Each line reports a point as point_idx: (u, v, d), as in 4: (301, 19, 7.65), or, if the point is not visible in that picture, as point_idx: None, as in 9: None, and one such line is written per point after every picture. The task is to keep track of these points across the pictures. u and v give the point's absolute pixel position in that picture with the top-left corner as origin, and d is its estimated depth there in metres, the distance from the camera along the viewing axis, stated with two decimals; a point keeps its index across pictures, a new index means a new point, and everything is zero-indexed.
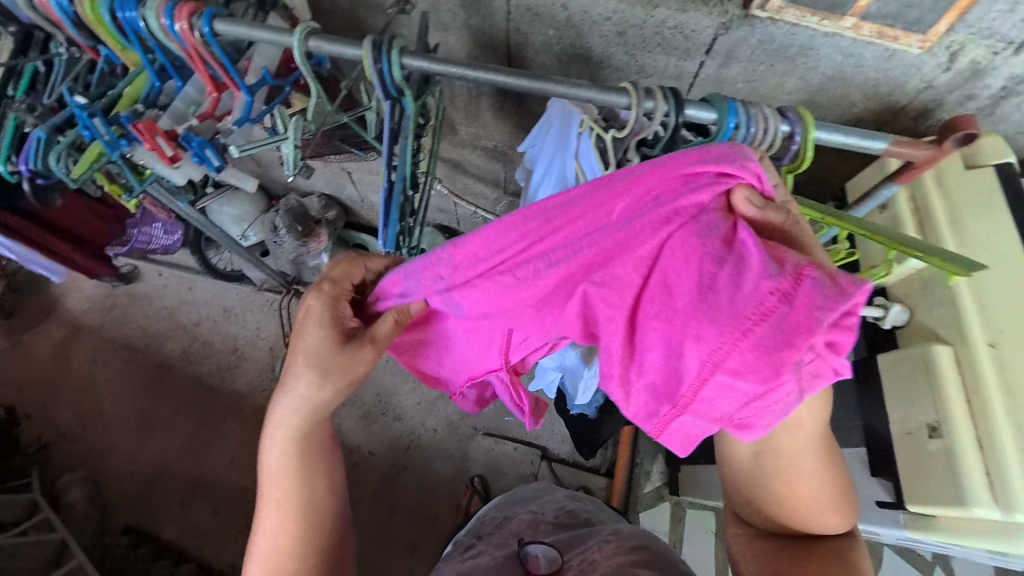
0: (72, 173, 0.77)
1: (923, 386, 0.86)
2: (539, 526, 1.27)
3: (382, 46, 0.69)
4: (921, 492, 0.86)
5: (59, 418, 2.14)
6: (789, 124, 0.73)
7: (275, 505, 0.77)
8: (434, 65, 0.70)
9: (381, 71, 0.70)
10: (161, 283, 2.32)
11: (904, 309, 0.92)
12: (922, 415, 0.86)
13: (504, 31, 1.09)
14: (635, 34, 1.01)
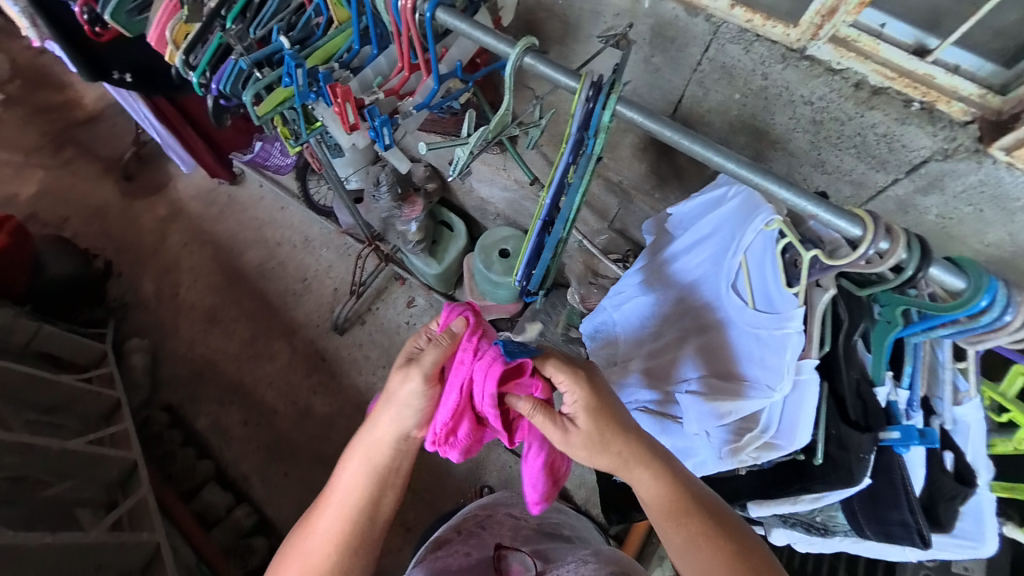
0: (257, 111, 0.73)
1: None
2: (520, 532, 1.03)
3: (603, 87, 0.63)
4: None
5: (142, 285, 2.34)
6: None
7: (330, 527, 0.69)
8: (649, 121, 0.64)
9: (590, 111, 0.65)
10: (259, 194, 2.49)
11: None
12: None
13: (682, 81, 1.02)
14: (832, 128, 0.90)
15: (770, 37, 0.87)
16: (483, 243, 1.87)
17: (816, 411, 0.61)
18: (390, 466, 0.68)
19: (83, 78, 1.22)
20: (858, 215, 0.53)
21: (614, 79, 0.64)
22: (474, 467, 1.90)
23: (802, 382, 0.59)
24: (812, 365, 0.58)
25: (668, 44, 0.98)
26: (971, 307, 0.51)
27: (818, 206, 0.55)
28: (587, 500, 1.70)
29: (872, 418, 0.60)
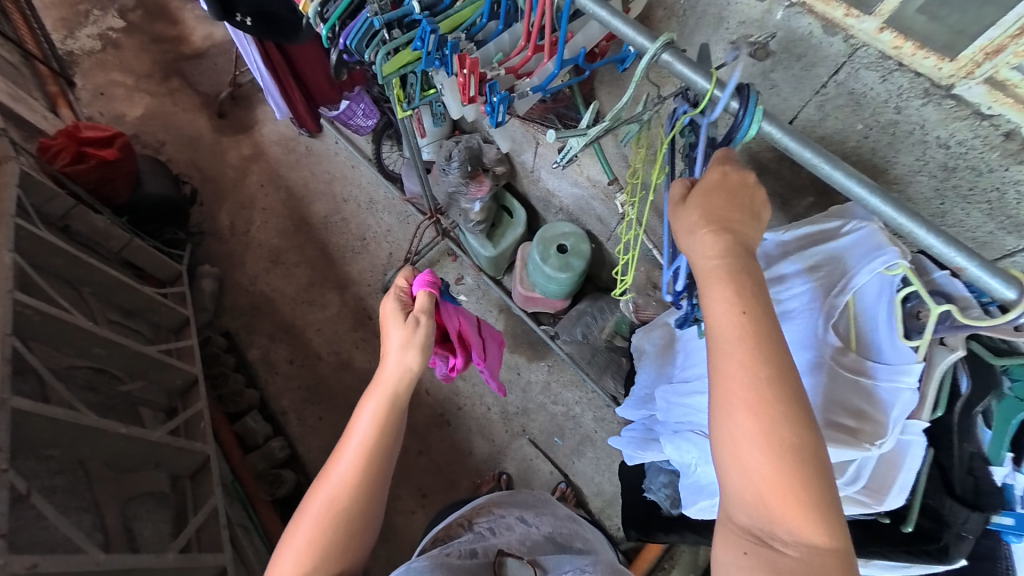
0: (382, 70, 0.74)
1: None
2: (527, 540, 1.06)
3: (751, 98, 0.61)
4: None
5: (220, 217, 2.50)
6: None
7: (353, 452, 0.77)
8: (785, 141, 0.62)
9: (736, 123, 0.63)
10: (334, 150, 2.60)
11: None
12: None
13: (800, 102, 0.97)
14: (964, 178, 0.83)
15: (917, 68, 0.79)
16: (541, 236, 1.86)
17: (913, 477, 0.59)
18: (396, 397, 0.82)
19: (211, 16, 1.29)
20: (1014, 277, 0.51)
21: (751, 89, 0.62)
22: (497, 450, 1.95)
23: (906, 443, 0.57)
24: (919, 428, 0.56)
25: (795, 60, 0.93)
26: None
27: (970, 260, 0.53)
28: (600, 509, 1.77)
29: (984, 498, 0.55)
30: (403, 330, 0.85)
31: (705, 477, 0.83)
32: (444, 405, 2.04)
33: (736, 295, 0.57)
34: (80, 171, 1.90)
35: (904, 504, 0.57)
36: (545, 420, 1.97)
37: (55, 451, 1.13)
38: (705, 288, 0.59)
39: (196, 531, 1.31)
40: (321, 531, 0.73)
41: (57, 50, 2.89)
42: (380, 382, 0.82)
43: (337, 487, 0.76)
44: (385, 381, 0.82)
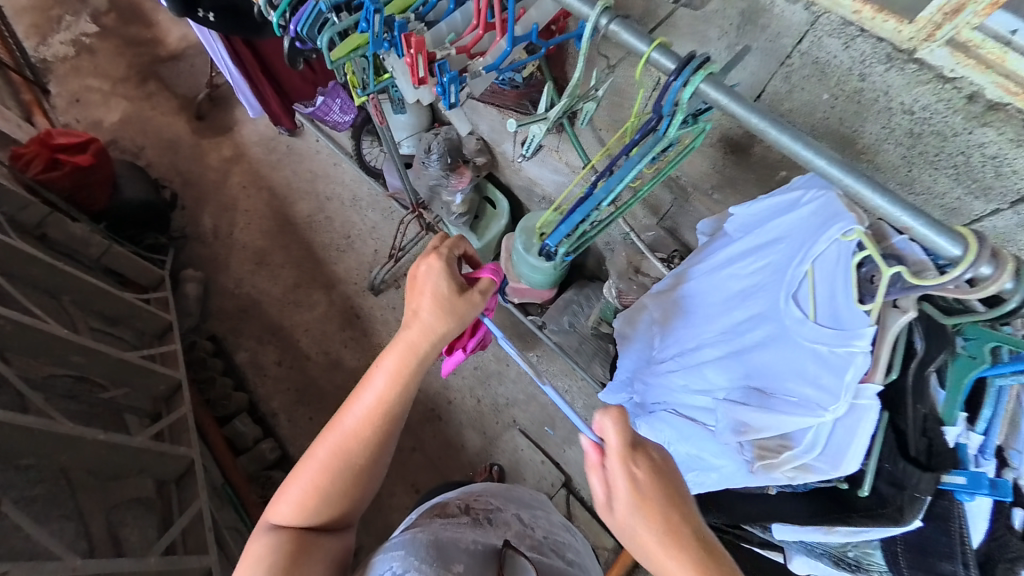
0: (332, 54, 0.72)
1: None
2: (522, 539, 1.06)
3: (693, 63, 0.58)
4: None
5: (202, 220, 2.47)
6: None
7: (370, 401, 0.74)
8: (731, 105, 0.58)
9: (670, 87, 0.61)
10: (316, 148, 2.56)
11: None
12: None
13: (768, 74, 0.95)
14: (931, 144, 0.82)
15: (879, 33, 0.77)
16: (524, 225, 1.85)
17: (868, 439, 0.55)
18: (419, 360, 0.76)
19: (172, 11, 1.27)
20: (960, 235, 0.47)
21: (701, 57, 0.59)
22: (489, 443, 1.95)
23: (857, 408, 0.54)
24: (874, 391, 0.52)
25: (760, 32, 0.91)
26: None
27: (916, 220, 0.49)
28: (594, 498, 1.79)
29: (937, 458, 0.51)
30: (439, 292, 0.78)
31: (680, 454, 0.83)
32: (434, 400, 2.03)
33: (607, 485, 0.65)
34: (55, 178, 1.88)
35: (856, 468, 0.54)
36: (537, 412, 1.97)
37: (33, 460, 1.12)
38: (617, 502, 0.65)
39: (180, 534, 1.30)
40: (326, 476, 0.72)
41: (31, 58, 2.84)
42: (405, 341, 0.76)
43: (347, 438, 0.73)
44: (411, 338, 0.76)
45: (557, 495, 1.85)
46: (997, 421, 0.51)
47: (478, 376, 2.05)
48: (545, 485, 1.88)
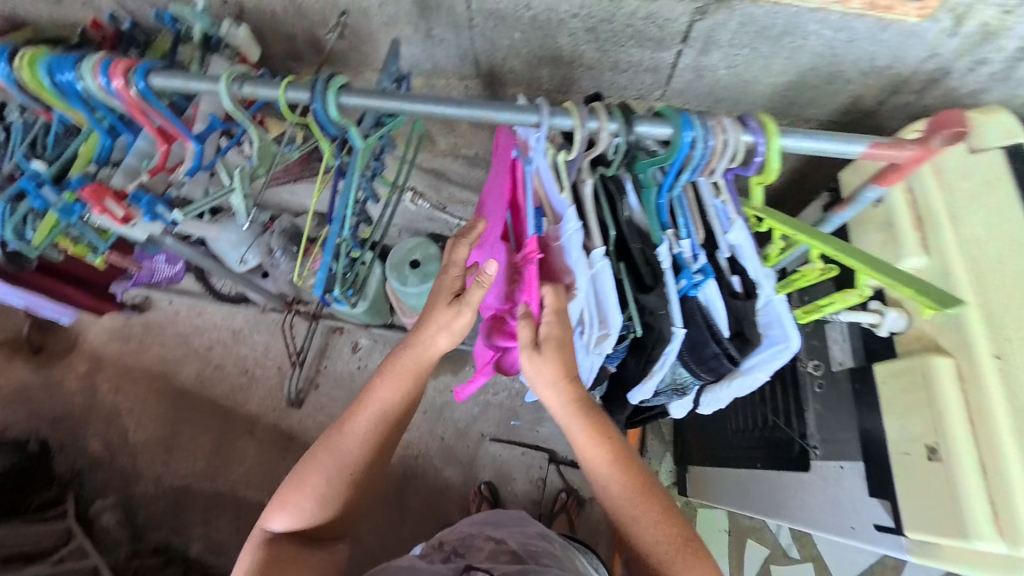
0: (33, 243, 0.79)
1: (925, 406, 0.79)
2: (499, 558, 0.91)
3: (317, 84, 0.65)
4: (919, 512, 0.79)
5: (90, 444, 2.16)
6: (750, 133, 0.58)
7: (367, 414, 0.80)
8: (372, 100, 0.66)
9: (315, 110, 0.66)
10: (172, 311, 2.28)
11: (901, 317, 0.85)
12: (920, 434, 0.79)
13: (469, 45, 1.03)
14: (605, 29, 0.94)
15: None
16: (392, 259, 1.78)
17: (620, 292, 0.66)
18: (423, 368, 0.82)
19: None
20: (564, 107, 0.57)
21: (328, 75, 0.66)
22: (467, 468, 1.77)
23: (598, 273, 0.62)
24: (599, 253, 0.62)
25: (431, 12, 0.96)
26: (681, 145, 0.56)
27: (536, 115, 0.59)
28: None
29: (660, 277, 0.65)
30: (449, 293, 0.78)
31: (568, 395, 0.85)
32: (401, 461, 1.78)
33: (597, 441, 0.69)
34: None
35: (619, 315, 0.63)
36: (495, 412, 1.82)
37: None
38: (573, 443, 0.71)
39: None
40: (325, 480, 0.80)
41: None
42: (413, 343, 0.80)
43: (351, 439, 0.80)
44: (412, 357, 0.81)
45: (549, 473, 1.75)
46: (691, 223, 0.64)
47: (431, 417, 1.82)
48: (534, 471, 1.76)
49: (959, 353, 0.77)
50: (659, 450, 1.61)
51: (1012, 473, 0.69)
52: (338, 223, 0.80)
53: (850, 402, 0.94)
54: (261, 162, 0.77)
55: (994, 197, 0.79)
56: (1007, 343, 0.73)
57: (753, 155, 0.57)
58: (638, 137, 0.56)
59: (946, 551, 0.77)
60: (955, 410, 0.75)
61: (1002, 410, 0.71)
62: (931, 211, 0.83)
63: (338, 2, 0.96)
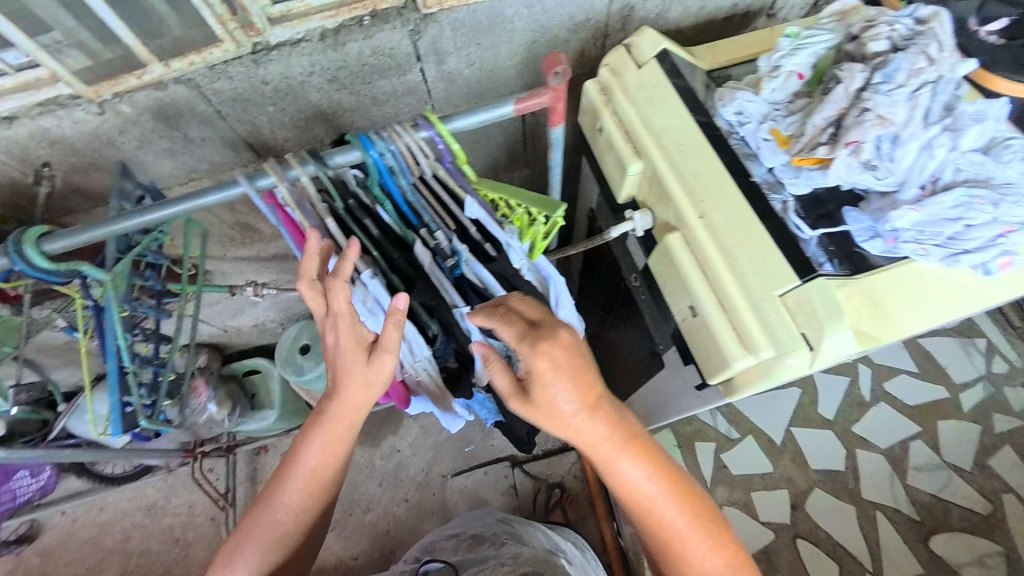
0: None
1: (672, 275, 0.71)
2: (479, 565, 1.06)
3: (14, 241, 0.66)
4: (708, 362, 0.68)
5: None
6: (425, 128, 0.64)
7: (298, 483, 0.73)
8: (85, 232, 0.68)
9: (25, 267, 0.67)
10: (68, 521, 1.87)
11: (646, 214, 0.78)
12: (681, 299, 0.71)
13: (235, 129, 1.04)
14: (346, 74, 1.01)
15: (233, 58, 0.90)
16: (280, 354, 1.69)
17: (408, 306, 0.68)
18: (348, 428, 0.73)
19: None
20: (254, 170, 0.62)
21: (26, 229, 0.69)
22: (443, 515, 1.72)
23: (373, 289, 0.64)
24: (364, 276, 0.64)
25: (178, 118, 0.97)
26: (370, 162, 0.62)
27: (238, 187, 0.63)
28: (539, 446, 1.75)
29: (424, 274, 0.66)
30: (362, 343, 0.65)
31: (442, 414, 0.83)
32: (376, 545, 1.71)
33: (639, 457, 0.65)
34: None
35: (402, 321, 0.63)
36: (449, 447, 1.80)
37: None
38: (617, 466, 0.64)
39: None
40: (261, 558, 0.73)
41: None
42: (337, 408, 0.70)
43: (282, 511, 0.74)
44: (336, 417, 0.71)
45: (516, 478, 1.74)
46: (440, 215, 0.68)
47: (389, 484, 1.79)
48: (503, 482, 1.74)
49: (675, 220, 0.71)
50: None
51: (736, 297, 0.63)
52: (116, 355, 0.77)
53: (648, 296, 0.90)
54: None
55: (667, 86, 0.77)
56: (704, 201, 0.68)
57: (436, 146, 0.63)
58: (328, 169, 0.60)
59: (743, 387, 0.67)
60: (685, 262, 0.68)
61: (714, 247, 0.66)
62: (632, 127, 0.78)
63: (74, 139, 0.94)
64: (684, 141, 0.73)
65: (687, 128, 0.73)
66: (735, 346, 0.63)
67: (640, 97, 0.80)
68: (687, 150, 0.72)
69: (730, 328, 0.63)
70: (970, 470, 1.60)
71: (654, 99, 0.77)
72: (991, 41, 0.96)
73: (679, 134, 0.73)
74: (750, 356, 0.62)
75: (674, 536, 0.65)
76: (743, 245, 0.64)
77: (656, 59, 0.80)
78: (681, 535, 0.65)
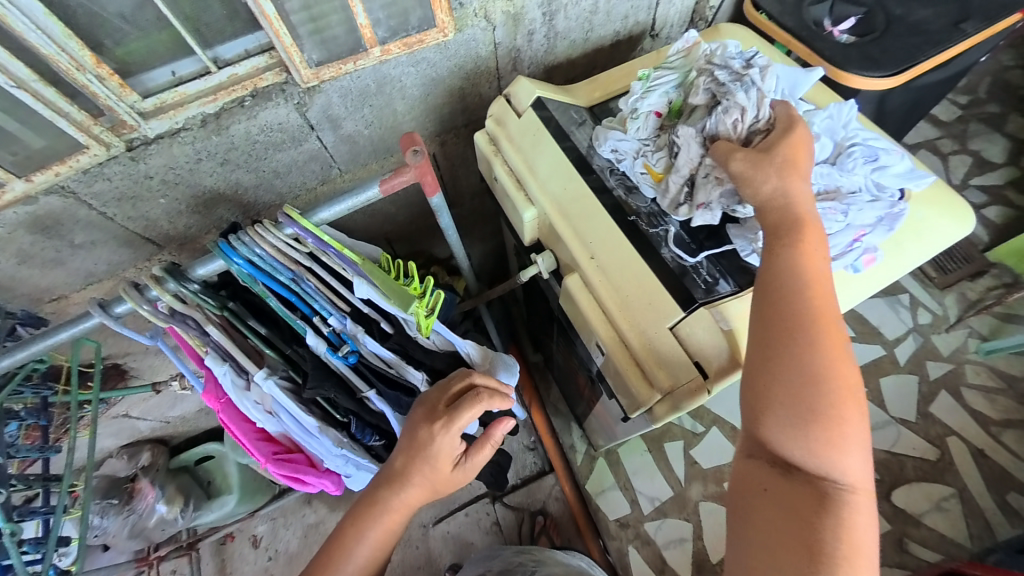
0: None
1: (578, 319, 0.73)
2: None
3: None
4: (628, 400, 0.70)
5: None
6: (289, 224, 0.69)
7: (359, 552, 0.68)
8: None
9: None
10: None
11: (548, 255, 0.80)
12: (590, 340, 0.73)
13: (125, 227, 0.99)
14: (238, 155, 0.99)
15: (107, 158, 0.86)
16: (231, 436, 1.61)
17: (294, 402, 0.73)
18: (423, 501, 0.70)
19: None
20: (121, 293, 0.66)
21: None
22: (429, 568, 1.65)
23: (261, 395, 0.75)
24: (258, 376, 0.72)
25: (60, 226, 0.91)
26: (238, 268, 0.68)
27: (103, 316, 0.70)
28: (515, 476, 1.71)
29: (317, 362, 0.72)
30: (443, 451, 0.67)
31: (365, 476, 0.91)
32: None
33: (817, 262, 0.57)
34: None
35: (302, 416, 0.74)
36: None
37: None
38: (794, 273, 0.56)
39: None
40: None
41: None
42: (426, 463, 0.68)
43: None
44: (421, 487, 0.69)
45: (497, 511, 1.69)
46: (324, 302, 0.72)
47: None
48: (485, 520, 1.68)
49: (573, 265, 0.73)
50: (564, 425, 1.74)
51: (633, 339, 0.65)
52: None
53: (572, 330, 0.91)
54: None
55: (547, 133, 0.80)
56: (592, 244, 0.70)
57: (304, 240, 0.68)
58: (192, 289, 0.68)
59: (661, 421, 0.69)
60: (588, 308, 0.69)
61: (608, 291, 0.68)
62: (520, 174, 0.80)
63: None
64: (567, 185, 0.75)
65: (567, 172, 0.75)
66: (641, 385, 0.66)
67: (525, 145, 0.82)
68: (573, 196, 0.74)
69: (632, 369, 0.66)
70: (915, 420, 1.70)
71: (535, 146, 0.80)
72: (845, 38, 1.08)
73: (559, 179, 0.76)
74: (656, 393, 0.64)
75: (828, 391, 0.54)
76: (633, 289, 0.66)
77: (532, 108, 0.82)
78: (842, 407, 0.53)
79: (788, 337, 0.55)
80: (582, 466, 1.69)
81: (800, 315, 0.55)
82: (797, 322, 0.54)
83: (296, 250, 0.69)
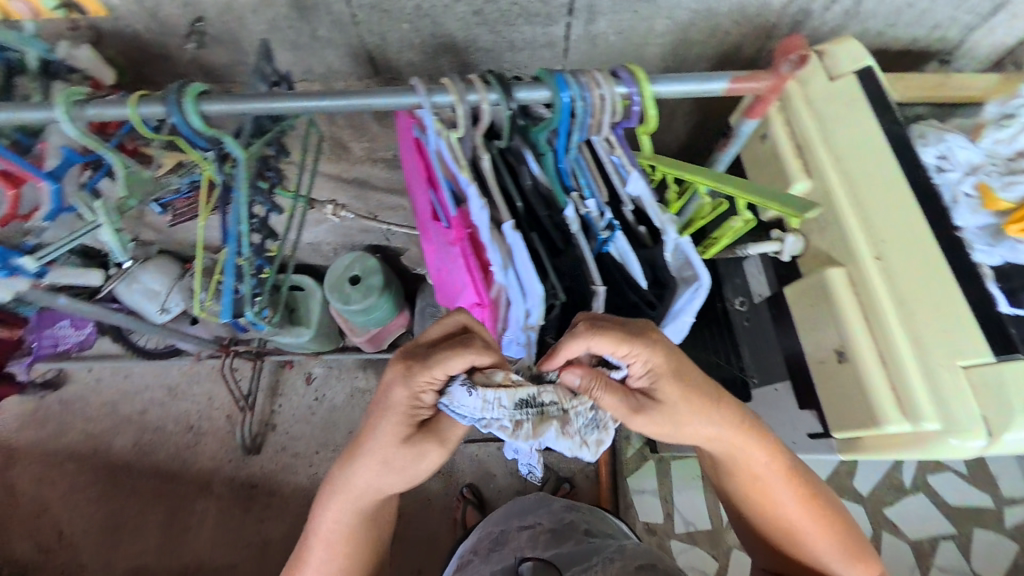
0: None
1: (829, 314, 0.78)
2: (539, 537, 1.09)
3: (173, 96, 0.68)
4: (842, 416, 0.79)
5: (16, 549, 1.77)
6: (625, 85, 0.67)
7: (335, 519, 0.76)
8: (237, 104, 0.69)
9: (178, 122, 0.69)
10: (93, 379, 1.95)
11: (798, 238, 0.85)
12: (829, 340, 0.79)
13: (357, 37, 0.98)
14: (492, 10, 0.94)
15: None
16: (330, 279, 1.67)
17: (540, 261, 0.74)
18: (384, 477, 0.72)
19: None
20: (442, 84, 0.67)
21: (184, 86, 0.70)
22: (447, 476, 1.69)
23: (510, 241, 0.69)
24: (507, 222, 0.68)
25: (314, 11, 0.92)
26: (561, 105, 0.66)
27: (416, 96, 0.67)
28: None
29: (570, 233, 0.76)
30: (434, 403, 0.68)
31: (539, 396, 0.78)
32: None
33: (763, 444, 0.75)
34: None
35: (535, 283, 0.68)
36: None
37: None
38: (749, 453, 0.75)
39: None
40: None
41: None
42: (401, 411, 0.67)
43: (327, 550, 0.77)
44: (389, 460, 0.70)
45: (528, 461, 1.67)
46: (591, 182, 0.74)
47: None
48: (513, 462, 1.69)
49: (845, 259, 0.77)
50: None
51: (906, 358, 0.70)
52: (236, 241, 0.82)
53: (769, 323, 0.96)
54: (126, 193, 0.78)
55: (865, 113, 0.79)
56: (883, 242, 0.74)
57: (632, 105, 0.67)
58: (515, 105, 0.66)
59: (868, 443, 0.77)
60: (852, 310, 0.75)
61: (887, 304, 0.73)
62: (809, 143, 0.82)
63: (203, 9, 0.90)
64: (869, 172, 0.77)
65: (880, 163, 0.77)
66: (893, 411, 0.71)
67: (823, 122, 0.81)
68: (876, 194, 0.76)
69: (881, 385, 0.72)
70: None
71: (845, 117, 0.79)
72: None
73: (866, 169, 0.77)
74: (908, 424, 0.70)
75: (780, 517, 0.79)
76: (924, 304, 0.70)
77: (856, 74, 0.80)
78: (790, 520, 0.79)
79: (742, 484, 0.79)
80: (630, 459, 1.64)
81: (757, 469, 0.76)
82: (738, 491, 0.80)
83: (613, 116, 0.68)
